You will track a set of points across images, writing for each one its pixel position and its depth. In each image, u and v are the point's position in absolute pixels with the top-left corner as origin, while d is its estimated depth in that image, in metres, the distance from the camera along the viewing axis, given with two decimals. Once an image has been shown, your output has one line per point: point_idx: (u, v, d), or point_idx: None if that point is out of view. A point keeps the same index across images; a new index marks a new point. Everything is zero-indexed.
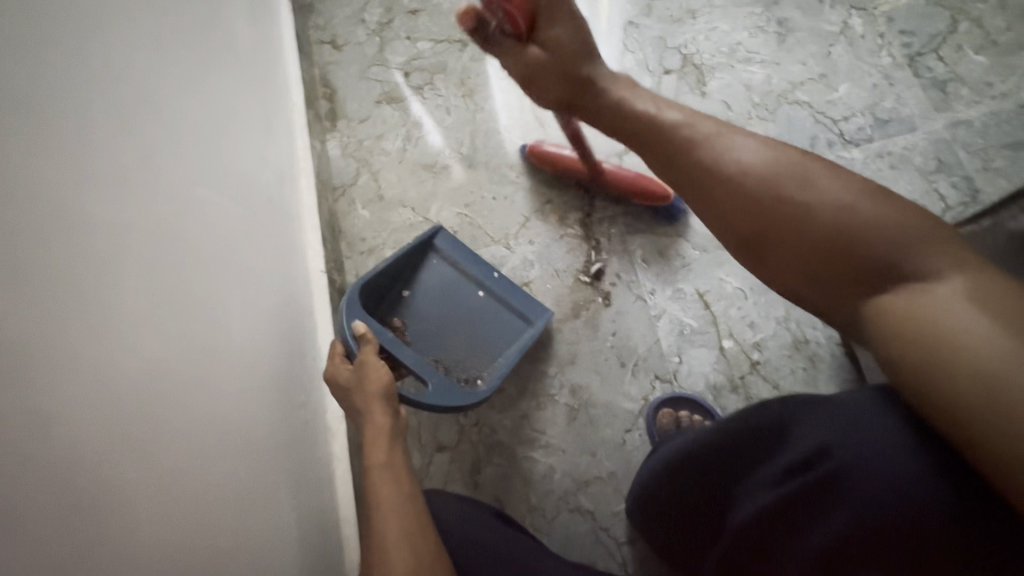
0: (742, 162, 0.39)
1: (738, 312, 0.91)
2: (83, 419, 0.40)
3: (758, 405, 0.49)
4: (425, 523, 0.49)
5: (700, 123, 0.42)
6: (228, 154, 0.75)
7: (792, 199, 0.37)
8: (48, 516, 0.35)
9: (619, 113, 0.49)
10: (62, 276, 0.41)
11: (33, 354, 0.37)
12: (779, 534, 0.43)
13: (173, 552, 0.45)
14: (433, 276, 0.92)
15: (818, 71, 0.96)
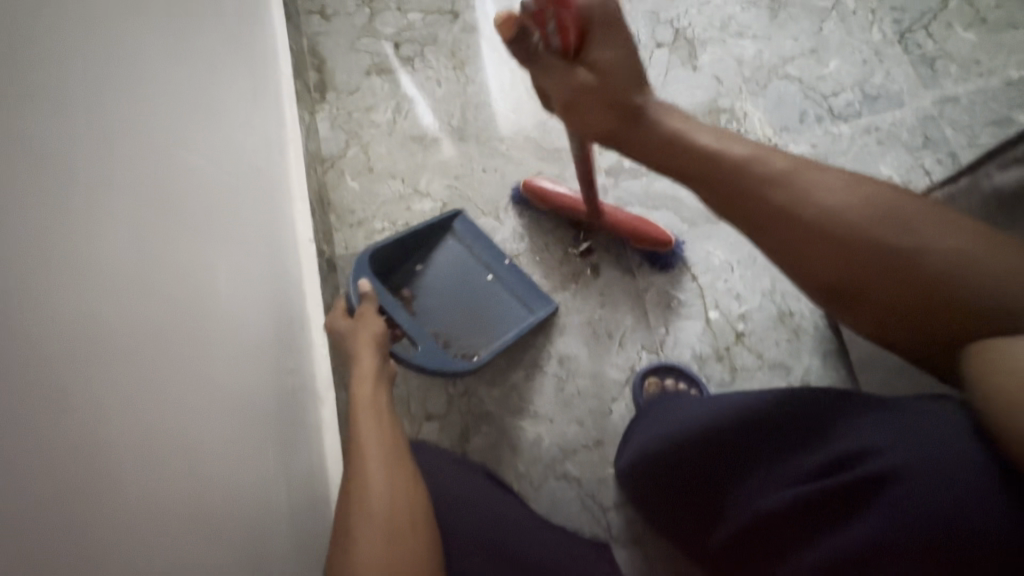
0: (829, 208, 0.45)
1: (724, 285, 0.92)
2: (65, 370, 0.39)
3: (811, 399, 0.51)
4: (408, 475, 0.52)
5: (780, 164, 0.47)
6: (216, 121, 0.75)
7: (879, 240, 0.43)
8: (42, 457, 0.36)
9: (683, 146, 0.50)
10: (45, 228, 0.40)
11: (25, 299, 0.37)
12: (808, 525, 0.46)
13: (167, 503, 0.46)
14: (446, 254, 0.94)
15: (809, 46, 0.96)
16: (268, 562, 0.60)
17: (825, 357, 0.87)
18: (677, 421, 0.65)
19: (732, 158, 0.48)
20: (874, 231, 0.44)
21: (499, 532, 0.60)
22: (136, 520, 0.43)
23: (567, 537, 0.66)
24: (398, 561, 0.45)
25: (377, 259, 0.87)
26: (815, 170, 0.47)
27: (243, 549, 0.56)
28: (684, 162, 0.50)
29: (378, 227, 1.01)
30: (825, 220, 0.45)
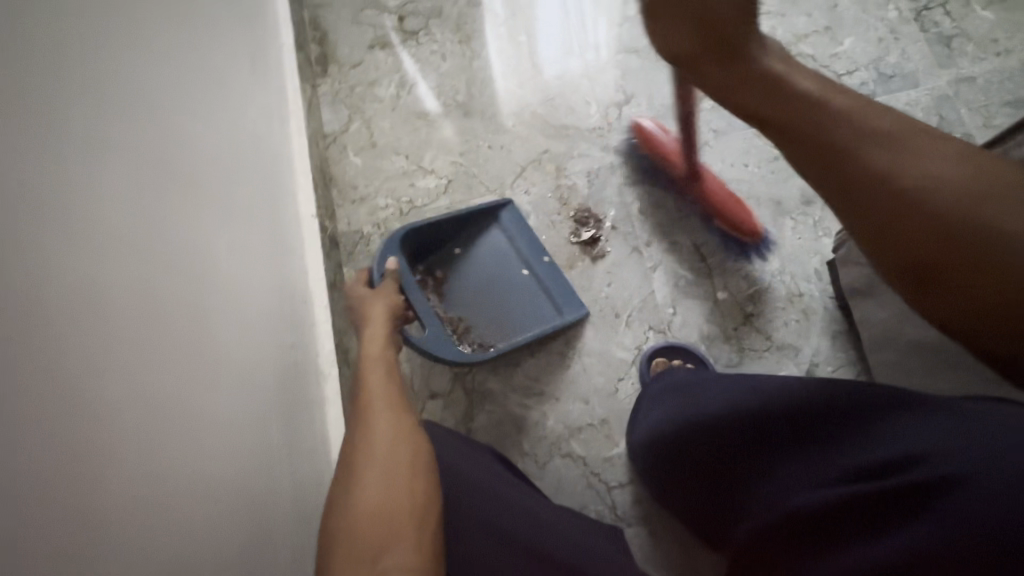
0: (930, 178, 0.34)
1: (734, 266, 0.91)
2: (61, 325, 0.37)
3: (867, 398, 0.50)
4: (407, 424, 0.51)
5: (883, 119, 0.37)
6: (217, 88, 0.73)
7: (982, 220, 0.33)
8: (51, 415, 0.35)
9: (772, 87, 0.40)
10: (42, 177, 0.39)
11: (27, 250, 0.36)
12: (843, 527, 0.43)
13: (172, 470, 0.45)
14: (489, 243, 0.93)
15: (824, 23, 0.96)
16: (273, 536, 0.59)
17: (833, 339, 0.87)
18: (704, 405, 0.65)
19: (829, 105, 0.38)
20: (982, 212, 0.33)
21: (496, 510, 0.57)
22: (137, 482, 0.41)
23: (580, 524, 0.63)
24: (396, 500, 0.43)
25: (414, 239, 0.88)
26: (925, 134, 0.36)
27: (247, 520, 0.55)
28: (771, 103, 0.40)
29: (381, 204, 0.99)
30: (920, 190, 0.34)
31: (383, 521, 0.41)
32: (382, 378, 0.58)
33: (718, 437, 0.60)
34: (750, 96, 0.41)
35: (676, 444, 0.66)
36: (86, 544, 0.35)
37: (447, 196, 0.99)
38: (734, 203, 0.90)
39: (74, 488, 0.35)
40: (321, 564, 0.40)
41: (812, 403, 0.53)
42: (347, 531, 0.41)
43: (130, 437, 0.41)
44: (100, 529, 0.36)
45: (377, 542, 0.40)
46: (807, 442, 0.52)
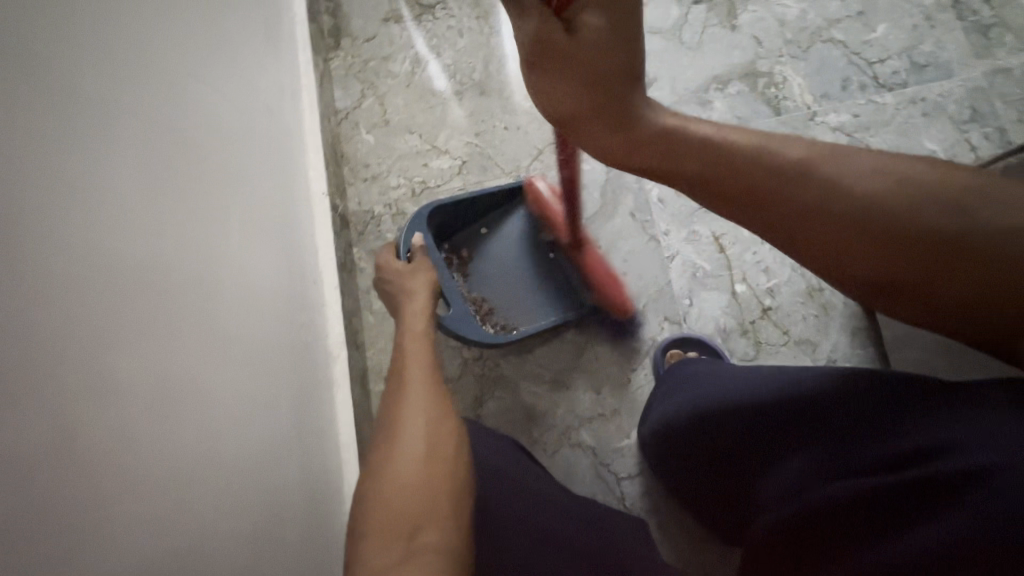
0: (860, 197, 0.38)
1: (753, 258, 0.90)
2: (56, 296, 0.35)
3: (886, 385, 0.46)
4: (449, 408, 0.51)
5: (794, 151, 0.41)
6: (229, 56, 0.71)
7: (918, 227, 0.37)
8: (59, 387, 0.34)
9: (674, 143, 0.45)
10: (39, 138, 0.37)
11: (36, 218, 0.35)
12: (857, 525, 0.41)
13: (181, 447, 0.44)
14: (517, 224, 0.91)
15: (856, 9, 0.97)
16: (284, 518, 0.58)
17: (852, 335, 0.85)
18: (721, 393, 0.63)
19: (734, 152, 0.42)
20: (924, 214, 0.37)
21: (526, 508, 0.55)
22: (143, 461, 0.40)
23: (608, 515, 0.63)
24: (433, 477, 0.43)
25: (441, 217, 0.87)
26: (836, 156, 0.40)
27: (256, 501, 0.54)
28: (677, 161, 0.45)
29: (394, 184, 0.97)
30: (857, 213, 0.38)
31: (419, 495, 0.42)
32: (422, 357, 0.58)
33: (739, 431, 0.59)
34: (650, 155, 0.47)
35: (692, 436, 0.65)
36: (85, 527, 0.33)
37: (461, 178, 0.97)
38: (609, 282, 0.87)
39: (71, 469, 0.33)
40: (354, 530, 0.40)
41: (823, 394, 0.51)
42: (381, 502, 0.41)
43: (132, 414, 0.40)
44: (101, 512, 0.35)
45: (413, 515, 0.40)
46: (818, 434, 0.50)
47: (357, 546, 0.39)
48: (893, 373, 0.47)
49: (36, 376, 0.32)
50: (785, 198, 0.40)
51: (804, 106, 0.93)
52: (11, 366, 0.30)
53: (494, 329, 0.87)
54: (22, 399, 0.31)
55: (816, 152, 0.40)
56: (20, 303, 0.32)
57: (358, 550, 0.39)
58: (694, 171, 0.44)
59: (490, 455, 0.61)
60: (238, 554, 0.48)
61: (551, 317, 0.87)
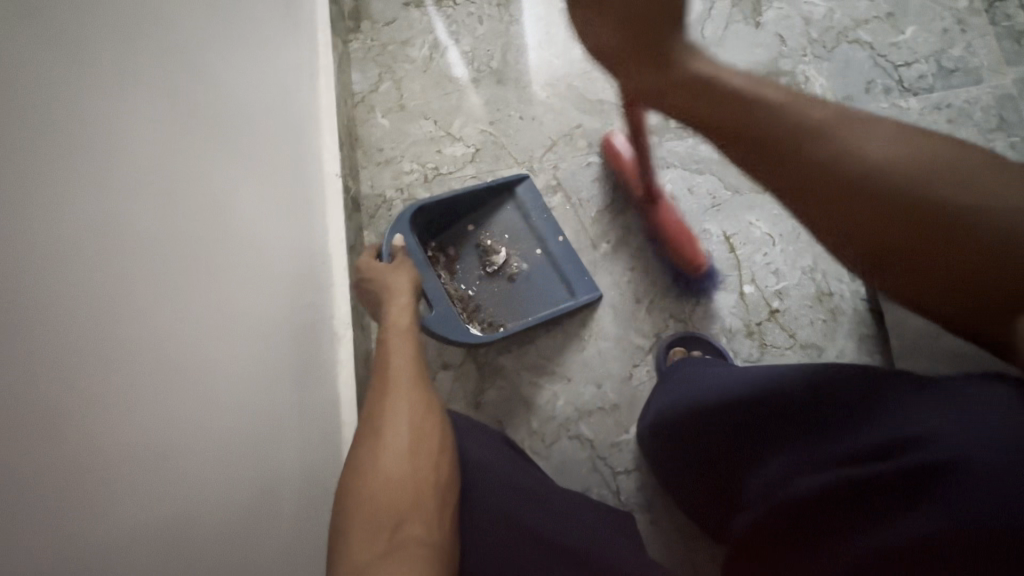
0: (876, 167, 0.37)
1: (763, 259, 0.89)
2: (65, 263, 0.36)
3: (855, 385, 0.48)
4: (434, 402, 0.52)
5: (821, 112, 0.40)
6: (249, 35, 0.72)
7: (924, 195, 0.35)
8: (63, 352, 0.35)
9: (702, 87, 0.44)
10: (49, 102, 0.37)
11: (49, 186, 0.36)
12: (836, 515, 0.42)
13: (181, 421, 0.45)
14: (505, 220, 0.92)
15: (885, 10, 0.94)
16: (279, 492, 0.59)
17: (859, 342, 0.84)
18: (715, 389, 0.64)
19: (755, 103, 0.41)
20: (929, 187, 0.35)
21: (508, 501, 0.56)
22: (145, 427, 0.41)
23: (593, 509, 0.64)
24: (420, 474, 0.45)
25: (426, 215, 0.87)
26: (859, 122, 0.39)
27: (253, 476, 0.55)
28: (704, 105, 0.44)
29: (406, 168, 0.98)
30: (865, 177, 0.37)
31: (406, 491, 0.43)
32: (407, 350, 0.59)
33: (726, 421, 0.60)
34: (676, 96, 0.46)
35: (682, 432, 0.67)
36: (84, 489, 0.34)
37: (473, 165, 0.97)
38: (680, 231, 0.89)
39: (70, 433, 0.34)
40: (341, 520, 0.41)
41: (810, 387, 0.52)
42: (367, 496, 0.42)
43: (136, 381, 0.41)
44: (101, 474, 0.36)
45: (399, 510, 0.41)
46: (799, 430, 0.51)
47: (343, 537, 0.40)
48: (865, 372, 0.49)
49: (36, 342, 0.33)
50: (805, 153, 0.39)
51: None
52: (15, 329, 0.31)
53: (481, 326, 0.87)
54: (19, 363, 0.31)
55: (839, 117, 0.39)
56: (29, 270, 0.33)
57: (345, 541, 0.40)
58: (711, 114, 0.43)
59: (475, 448, 0.62)
60: (232, 526, 0.49)
61: (538, 314, 0.88)
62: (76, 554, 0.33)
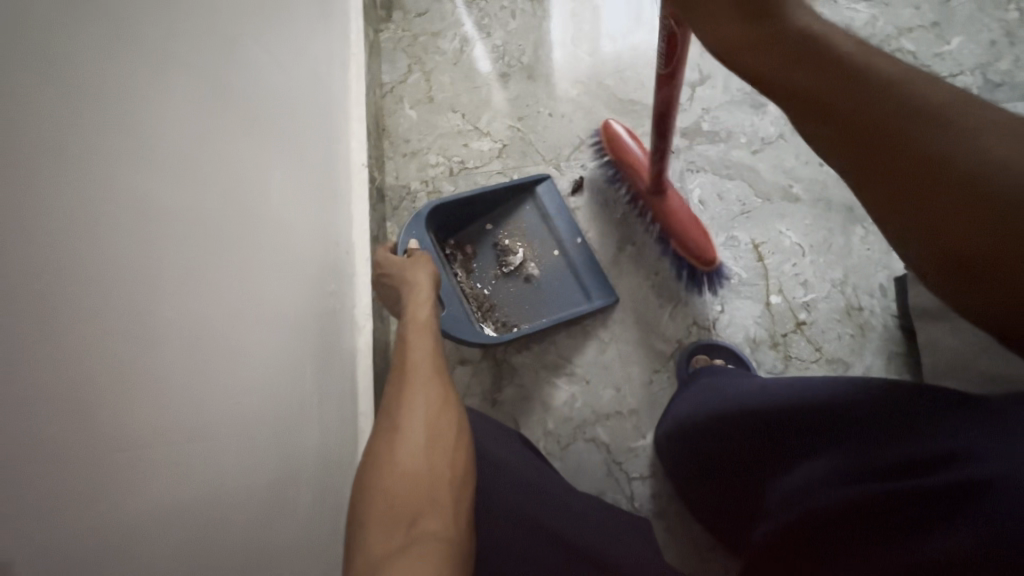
0: (983, 156, 0.32)
1: (791, 269, 0.88)
2: (100, 238, 0.36)
3: (903, 397, 0.46)
4: (453, 396, 0.51)
5: (945, 95, 0.35)
6: (283, 17, 0.72)
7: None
8: (93, 328, 0.34)
9: (802, 54, 0.39)
10: (91, 76, 0.37)
11: (88, 162, 0.36)
12: (868, 527, 0.42)
13: (206, 402, 0.45)
14: (524, 220, 0.91)
15: (931, 18, 0.93)
16: (298, 481, 0.59)
17: (887, 360, 0.83)
18: (738, 395, 0.63)
19: (868, 71, 0.36)
20: (1023, 179, 0.31)
21: (529, 502, 0.55)
22: (170, 406, 0.41)
23: (616, 513, 0.63)
24: (437, 468, 0.44)
25: (441, 214, 0.86)
26: (977, 107, 0.34)
27: (274, 461, 0.55)
28: (794, 72, 0.39)
29: (432, 161, 0.98)
30: (965, 162, 0.32)
31: (423, 486, 0.42)
32: (426, 343, 0.58)
33: (748, 429, 0.59)
34: (770, 59, 0.40)
35: (700, 438, 0.66)
36: (107, 468, 0.34)
37: (499, 160, 0.97)
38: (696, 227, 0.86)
39: (96, 413, 0.34)
40: (357, 514, 0.41)
41: (837, 400, 0.51)
42: (385, 489, 0.42)
43: (163, 359, 0.41)
44: (126, 454, 0.36)
45: (413, 507, 0.41)
46: (824, 441, 0.50)
47: (361, 531, 0.40)
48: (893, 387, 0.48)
49: (71, 314, 0.33)
50: (907, 136, 0.34)
51: None
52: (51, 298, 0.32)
53: (494, 326, 0.87)
54: (57, 337, 0.32)
55: (956, 101, 0.35)
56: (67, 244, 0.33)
57: (363, 534, 0.39)
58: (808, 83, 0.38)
59: (496, 447, 0.62)
60: (253, 510, 0.49)
61: (553, 317, 0.87)
62: (100, 533, 0.33)
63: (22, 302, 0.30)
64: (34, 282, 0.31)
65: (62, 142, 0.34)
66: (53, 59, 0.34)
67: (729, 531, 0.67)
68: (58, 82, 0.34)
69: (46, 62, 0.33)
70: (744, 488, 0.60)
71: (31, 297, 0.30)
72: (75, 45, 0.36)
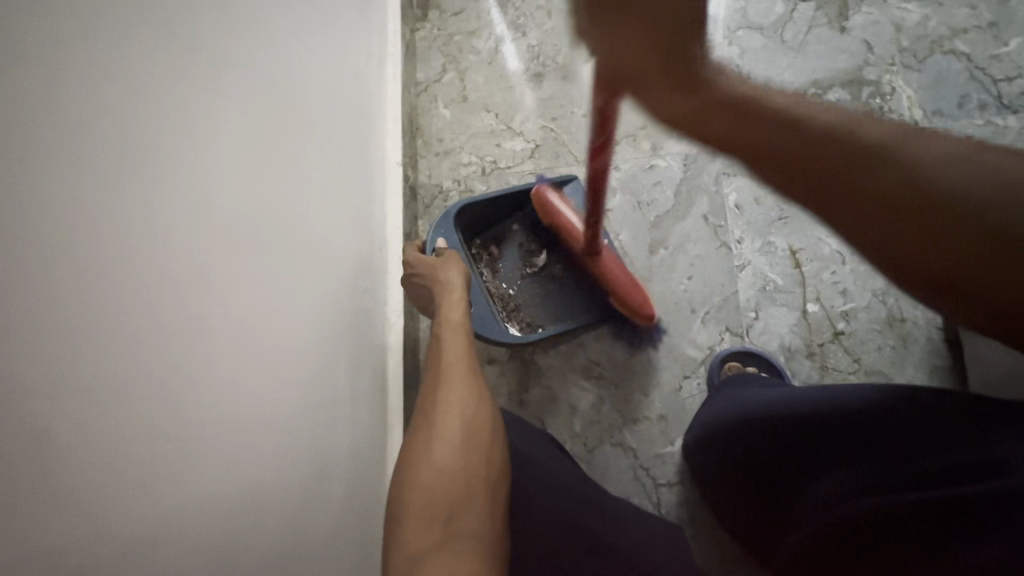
0: (930, 181, 0.34)
1: (830, 278, 0.86)
2: (146, 232, 0.37)
3: (936, 409, 0.47)
4: (486, 396, 0.51)
5: (873, 134, 0.37)
6: (323, 16, 0.73)
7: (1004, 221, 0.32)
8: (135, 321, 0.35)
9: (748, 111, 0.41)
10: (141, 78, 0.39)
11: (133, 159, 0.37)
12: (902, 537, 0.41)
13: (243, 393, 0.46)
14: (549, 220, 0.91)
15: (988, 19, 0.91)
16: (331, 473, 0.60)
17: (930, 373, 0.80)
18: (770, 402, 0.63)
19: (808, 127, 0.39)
20: (961, 188, 0.34)
21: (566, 504, 0.55)
22: (210, 394, 0.42)
23: (649, 517, 0.62)
24: (470, 466, 0.44)
25: (469, 213, 0.86)
26: (915, 136, 0.36)
27: (309, 456, 0.56)
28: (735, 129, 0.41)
29: (465, 160, 0.98)
30: (910, 184, 0.35)
31: (455, 483, 0.43)
32: (459, 343, 0.59)
33: (777, 437, 0.58)
34: (719, 123, 0.42)
35: (730, 447, 0.65)
36: (157, 459, 0.36)
37: (532, 161, 0.97)
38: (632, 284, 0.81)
39: (146, 405, 0.35)
40: (393, 510, 0.41)
41: (872, 410, 0.51)
42: (417, 486, 0.42)
43: (206, 352, 0.42)
44: (173, 445, 0.37)
45: (447, 504, 0.41)
46: (856, 451, 0.50)
47: (392, 524, 0.40)
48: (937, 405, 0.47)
49: (121, 304, 0.34)
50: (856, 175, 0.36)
51: (911, 120, 0.90)
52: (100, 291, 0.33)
53: (518, 325, 0.87)
54: (105, 331, 0.33)
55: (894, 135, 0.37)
56: (113, 235, 0.34)
57: (396, 528, 0.40)
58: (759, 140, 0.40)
59: (530, 449, 0.62)
60: (289, 504, 0.50)
61: (577, 318, 0.86)
62: (151, 520, 0.34)
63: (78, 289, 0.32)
64: (83, 277, 0.32)
65: (108, 140, 0.35)
66: (105, 62, 0.35)
67: (749, 538, 0.66)
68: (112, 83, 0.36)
69: (99, 63, 0.35)
70: (768, 495, 0.59)
71: (86, 287, 0.32)
72: (125, 47, 0.37)
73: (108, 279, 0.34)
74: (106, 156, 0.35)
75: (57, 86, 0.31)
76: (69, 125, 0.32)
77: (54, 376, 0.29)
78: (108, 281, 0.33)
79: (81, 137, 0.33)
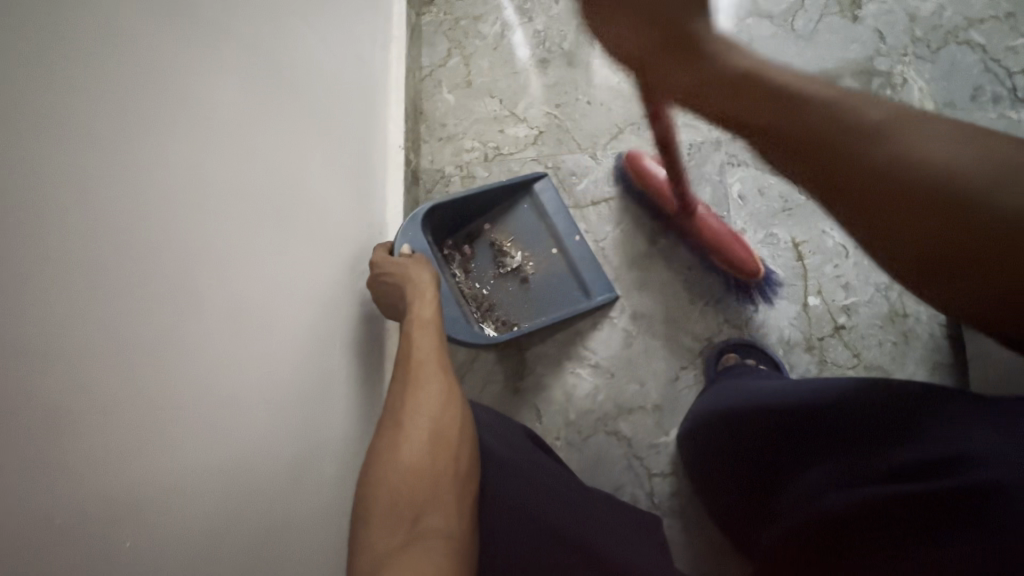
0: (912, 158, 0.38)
1: (833, 271, 0.85)
2: (146, 210, 0.38)
3: (905, 406, 0.47)
4: (456, 391, 0.52)
5: (877, 111, 0.41)
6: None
7: (945, 183, 0.36)
8: (132, 296, 0.36)
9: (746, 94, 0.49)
10: (140, 47, 0.38)
11: (136, 135, 0.37)
12: (868, 539, 0.42)
13: (238, 370, 0.47)
14: (518, 220, 0.90)
15: (1005, 10, 0.90)
16: (322, 453, 0.61)
17: (931, 369, 0.79)
18: (751, 401, 0.63)
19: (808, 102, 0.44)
20: (929, 163, 0.37)
21: (538, 503, 0.55)
22: (206, 369, 0.43)
23: (626, 514, 0.63)
24: (441, 463, 0.45)
25: (439, 215, 0.85)
26: (913, 120, 0.40)
27: (301, 436, 0.56)
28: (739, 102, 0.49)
29: (467, 146, 0.98)
30: (885, 167, 0.39)
31: (424, 480, 0.43)
32: (429, 340, 0.59)
33: (760, 436, 0.58)
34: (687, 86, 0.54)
35: (719, 441, 0.65)
36: (149, 429, 0.36)
37: (535, 148, 0.96)
38: (731, 240, 0.85)
39: (138, 374, 0.36)
40: (363, 504, 0.42)
41: (840, 415, 0.51)
42: (388, 483, 0.43)
43: (201, 330, 0.43)
44: (165, 416, 0.38)
45: (416, 503, 0.41)
46: (827, 453, 0.50)
47: (364, 520, 0.41)
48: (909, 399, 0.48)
49: (116, 278, 0.35)
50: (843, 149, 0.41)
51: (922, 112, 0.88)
52: (95, 257, 0.33)
53: (494, 325, 0.86)
54: (98, 297, 0.33)
55: (892, 115, 0.41)
56: (115, 209, 0.35)
57: (367, 522, 0.40)
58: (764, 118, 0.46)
59: (504, 450, 0.62)
60: (279, 483, 0.51)
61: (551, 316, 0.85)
62: (138, 487, 0.35)
63: (78, 253, 0.32)
64: (74, 246, 0.32)
65: (112, 113, 0.35)
66: (108, 36, 0.36)
67: (736, 532, 0.66)
68: (116, 55, 0.36)
69: (104, 38, 0.35)
70: (752, 491, 0.59)
71: (81, 254, 0.32)
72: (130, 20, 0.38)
73: (101, 248, 0.34)
74: (111, 129, 0.35)
75: (54, 57, 0.31)
76: (67, 96, 0.32)
77: (48, 340, 0.30)
78: (100, 250, 0.34)
79: (79, 109, 0.33)
